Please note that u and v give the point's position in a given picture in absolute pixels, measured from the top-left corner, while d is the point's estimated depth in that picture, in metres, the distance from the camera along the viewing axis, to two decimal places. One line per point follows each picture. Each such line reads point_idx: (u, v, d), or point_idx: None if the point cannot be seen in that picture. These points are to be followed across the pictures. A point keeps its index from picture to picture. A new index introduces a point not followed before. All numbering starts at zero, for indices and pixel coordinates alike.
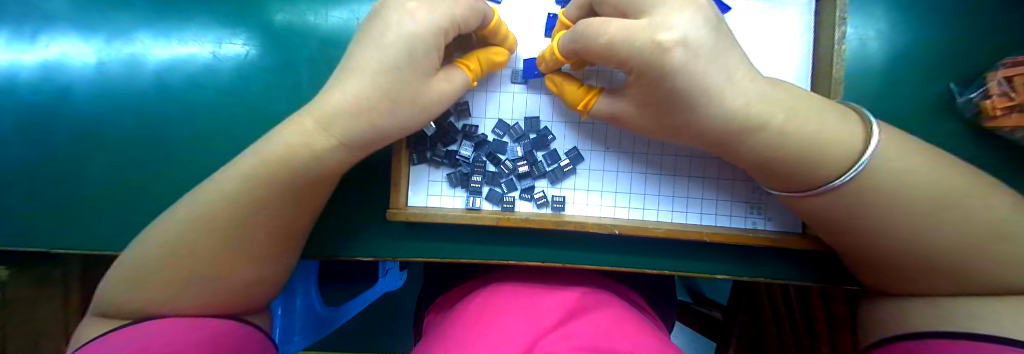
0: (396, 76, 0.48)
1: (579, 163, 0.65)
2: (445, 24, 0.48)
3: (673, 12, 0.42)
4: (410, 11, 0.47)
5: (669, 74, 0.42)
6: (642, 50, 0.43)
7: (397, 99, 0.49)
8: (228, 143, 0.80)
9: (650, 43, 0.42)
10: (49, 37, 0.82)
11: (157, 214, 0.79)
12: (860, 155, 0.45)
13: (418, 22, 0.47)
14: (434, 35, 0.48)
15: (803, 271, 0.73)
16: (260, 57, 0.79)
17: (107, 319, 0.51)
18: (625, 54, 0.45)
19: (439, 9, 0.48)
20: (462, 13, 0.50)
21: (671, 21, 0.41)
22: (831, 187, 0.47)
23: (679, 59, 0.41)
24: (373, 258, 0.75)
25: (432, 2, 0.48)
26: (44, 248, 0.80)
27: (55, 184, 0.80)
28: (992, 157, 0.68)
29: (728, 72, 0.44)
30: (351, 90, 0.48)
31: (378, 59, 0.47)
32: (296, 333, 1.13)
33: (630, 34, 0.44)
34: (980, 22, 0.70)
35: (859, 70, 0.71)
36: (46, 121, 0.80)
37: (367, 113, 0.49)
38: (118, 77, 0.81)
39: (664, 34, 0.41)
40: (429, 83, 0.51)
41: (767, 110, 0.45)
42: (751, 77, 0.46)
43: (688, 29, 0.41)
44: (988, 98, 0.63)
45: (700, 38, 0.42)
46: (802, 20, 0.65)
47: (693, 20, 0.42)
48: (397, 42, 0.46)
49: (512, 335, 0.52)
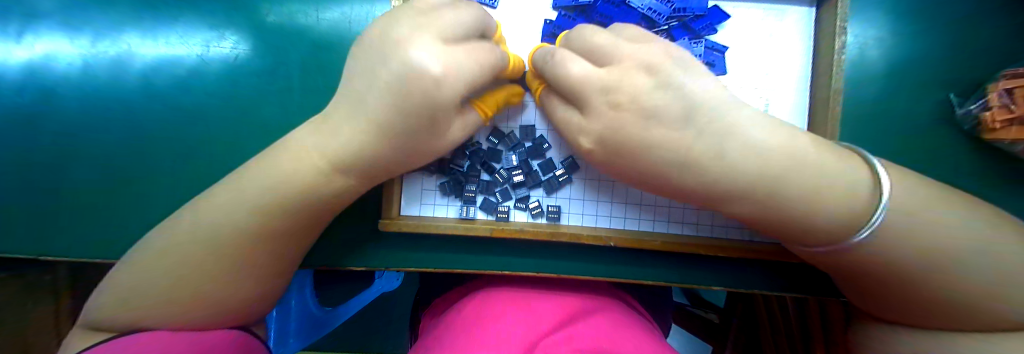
0: (398, 131, 0.43)
1: (575, 173, 0.64)
2: (467, 84, 0.44)
3: (625, 78, 0.43)
4: (430, 69, 0.40)
5: (621, 135, 0.44)
6: (598, 108, 0.45)
7: (398, 150, 0.46)
8: (216, 147, 0.78)
9: (603, 107, 0.44)
10: (32, 36, 0.80)
11: (145, 219, 0.78)
12: (872, 212, 0.41)
13: (438, 86, 0.40)
14: (456, 91, 0.43)
15: (798, 281, 0.73)
16: (249, 60, 0.77)
17: (92, 333, 0.50)
18: (588, 99, 0.46)
19: (463, 67, 0.43)
20: (484, 64, 0.46)
21: (621, 86, 0.43)
22: (852, 244, 0.43)
23: (627, 122, 0.43)
24: (366, 268, 0.74)
25: (457, 56, 0.42)
26: (30, 255, 0.78)
27: (41, 187, 0.78)
28: (989, 169, 0.67)
29: (693, 127, 0.41)
30: (351, 139, 0.45)
31: (388, 117, 0.42)
32: (291, 336, 1.14)
33: (585, 88, 0.45)
34: (981, 32, 0.69)
35: (858, 79, 0.70)
36: (30, 123, 0.78)
37: (370, 159, 0.47)
38: (103, 78, 0.79)
39: (610, 100, 0.44)
40: (449, 132, 0.49)
41: (755, 165, 0.41)
42: (728, 128, 0.41)
43: (636, 93, 0.42)
44: (987, 110, 0.63)
45: (654, 99, 0.42)
46: (802, 28, 0.64)
47: (632, 85, 0.43)
48: (387, 104, 0.41)
49: (511, 339, 0.52)
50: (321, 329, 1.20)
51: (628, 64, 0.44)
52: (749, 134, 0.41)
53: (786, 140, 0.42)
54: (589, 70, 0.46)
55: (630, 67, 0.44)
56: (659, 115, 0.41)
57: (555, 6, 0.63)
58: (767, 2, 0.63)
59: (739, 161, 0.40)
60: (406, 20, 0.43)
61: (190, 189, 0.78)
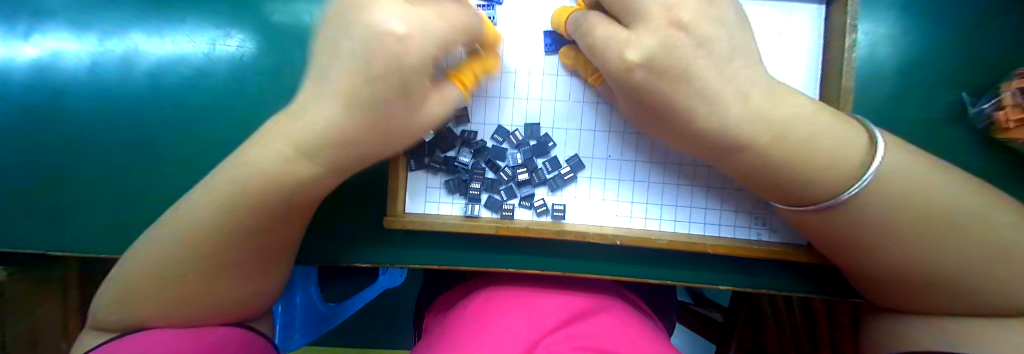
0: (376, 106, 0.39)
1: (580, 171, 0.64)
2: (435, 50, 0.39)
3: (651, 29, 0.39)
4: (394, 32, 0.37)
5: (637, 92, 0.42)
6: (611, 64, 0.43)
7: (379, 130, 0.42)
8: (223, 144, 0.78)
9: (618, 62, 0.41)
10: (40, 34, 0.80)
11: (153, 215, 0.78)
12: (860, 175, 0.43)
13: (407, 52, 0.37)
14: (427, 62, 0.39)
15: (804, 281, 0.72)
16: (255, 57, 0.78)
17: (105, 329, 0.51)
18: (602, 60, 0.45)
19: (430, 30, 0.39)
20: (450, 31, 0.41)
21: (642, 39, 0.39)
22: (832, 203, 0.45)
23: (643, 79, 0.40)
24: (371, 265, 0.74)
25: (423, 21, 0.38)
26: (42, 250, 0.79)
27: (52, 183, 0.79)
28: (1001, 170, 0.66)
29: (702, 87, 0.39)
30: (329, 119, 0.41)
31: (362, 89, 0.38)
32: (297, 331, 1.14)
33: (605, 44, 0.43)
34: (995, 29, 0.68)
35: (868, 78, 0.69)
36: (40, 121, 0.79)
37: (354, 140, 0.42)
38: (112, 76, 0.80)
39: (630, 54, 0.40)
40: (423, 108, 0.45)
41: (756, 129, 0.42)
42: (738, 93, 0.41)
43: (659, 49, 0.38)
44: (1001, 110, 0.62)
45: (671, 60, 0.38)
46: (811, 25, 0.63)
47: (665, 40, 0.38)
48: (352, 77, 0.38)
49: (515, 334, 0.53)
50: (324, 326, 1.19)
51: (658, 18, 0.39)
52: (749, 100, 0.41)
53: (792, 111, 0.43)
54: (610, 31, 0.43)
55: (649, 25, 0.39)
56: (690, 76, 0.39)
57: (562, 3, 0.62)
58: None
59: (739, 123, 0.41)
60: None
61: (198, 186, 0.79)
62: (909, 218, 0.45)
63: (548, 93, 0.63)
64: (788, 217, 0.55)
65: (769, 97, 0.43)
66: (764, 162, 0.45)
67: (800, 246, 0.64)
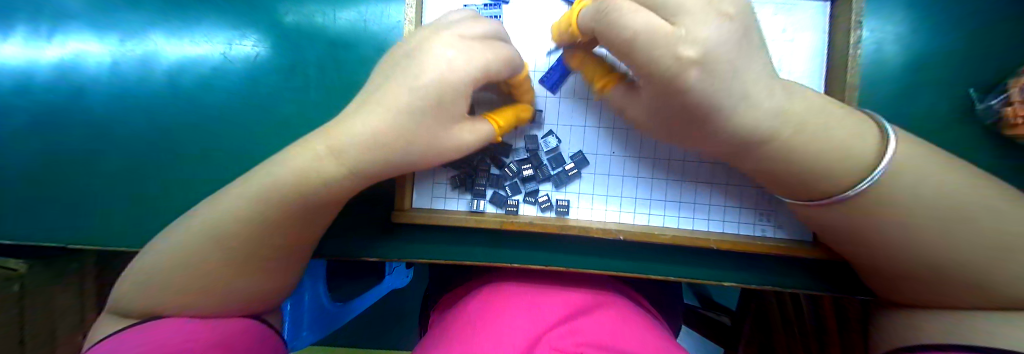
0: (417, 119, 0.43)
1: (584, 167, 0.64)
2: (478, 75, 0.44)
3: (704, 20, 0.34)
4: (446, 57, 0.43)
5: (683, 95, 0.38)
6: (659, 65, 0.37)
7: (410, 142, 0.45)
8: (236, 141, 0.81)
9: (670, 59, 0.36)
10: (65, 37, 0.84)
11: (168, 211, 0.81)
12: (871, 169, 0.43)
13: (453, 71, 0.43)
14: (468, 82, 0.44)
15: (809, 279, 0.72)
16: (269, 57, 0.80)
17: (122, 317, 0.53)
18: (642, 62, 0.39)
19: (477, 57, 0.44)
20: (494, 63, 0.46)
21: (699, 32, 0.34)
22: (844, 197, 0.45)
23: (697, 79, 0.36)
24: (378, 259, 0.76)
25: (471, 50, 0.44)
26: (61, 244, 0.82)
27: (73, 179, 0.82)
28: (1012, 167, 0.66)
29: (745, 84, 0.37)
30: (365, 125, 0.43)
31: (406, 99, 0.42)
32: (305, 329, 1.15)
33: (652, 41, 0.36)
34: (1003, 26, 0.68)
35: (874, 75, 0.69)
36: (63, 119, 0.82)
37: (381, 150, 0.44)
38: (132, 76, 0.83)
39: (688, 50, 0.34)
40: (455, 132, 0.48)
41: (779, 123, 0.41)
42: (768, 89, 0.40)
43: (717, 42, 0.34)
44: (1009, 105, 0.61)
45: (728, 54, 0.35)
46: (816, 23, 0.63)
47: (720, 32, 0.34)
48: (406, 100, 0.42)
49: (519, 331, 0.54)
50: (330, 325, 1.20)
51: (704, 7, 0.35)
52: (778, 96, 0.41)
53: (806, 105, 0.43)
54: (652, 25, 0.37)
55: (701, 14, 0.35)
56: (736, 71, 0.36)
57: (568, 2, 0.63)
58: None
59: (769, 117, 0.40)
60: (443, 36, 0.45)
61: (211, 183, 0.81)
62: (917, 211, 0.45)
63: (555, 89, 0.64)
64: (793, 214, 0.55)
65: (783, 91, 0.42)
66: (783, 154, 0.44)
67: (806, 242, 0.64)
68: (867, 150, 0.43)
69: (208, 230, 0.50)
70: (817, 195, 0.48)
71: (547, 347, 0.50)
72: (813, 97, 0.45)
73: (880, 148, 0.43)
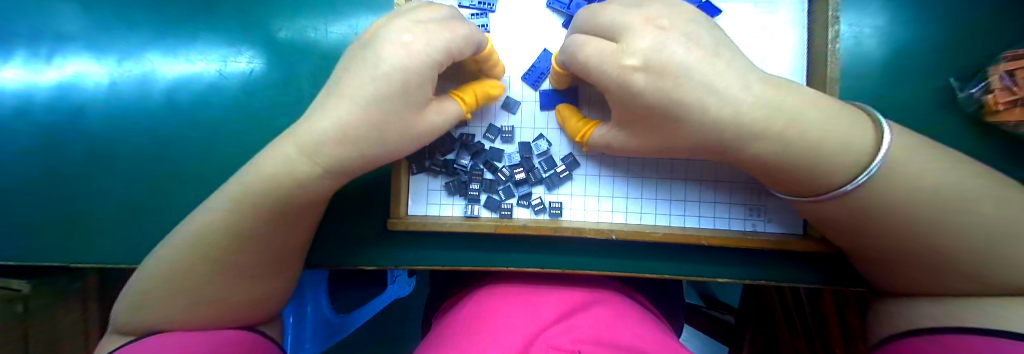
0: (386, 107, 0.45)
1: (575, 169, 0.66)
2: (438, 56, 0.47)
3: (641, 35, 0.42)
4: (404, 42, 0.45)
5: (637, 98, 0.44)
6: (610, 74, 0.45)
7: (383, 131, 0.47)
8: (234, 156, 0.82)
9: (616, 69, 0.44)
10: (63, 58, 0.86)
11: (169, 227, 0.82)
12: (869, 163, 0.43)
13: (412, 55, 0.45)
14: (428, 65, 0.47)
15: (806, 273, 0.72)
16: (263, 72, 0.82)
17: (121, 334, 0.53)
18: (597, 75, 0.47)
19: (435, 40, 0.47)
20: (455, 43, 0.49)
21: (637, 45, 0.42)
22: (834, 195, 0.47)
23: (644, 82, 0.42)
24: (377, 267, 0.77)
25: (428, 33, 0.47)
26: (59, 263, 0.83)
27: (75, 199, 0.83)
28: (999, 152, 0.66)
29: (702, 78, 0.41)
30: (333, 118, 0.45)
31: (369, 89, 0.44)
32: (306, 341, 1.20)
33: (602, 57, 0.45)
34: (982, 15, 0.69)
35: (857, 67, 0.70)
36: (63, 140, 0.84)
37: (353, 142, 0.46)
38: (129, 95, 0.84)
39: (629, 60, 0.43)
40: (423, 115, 0.51)
41: (766, 117, 0.42)
42: (743, 82, 0.42)
43: (653, 50, 0.41)
44: (990, 93, 0.62)
45: (670, 56, 0.41)
46: (795, 19, 0.64)
47: (658, 41, 0.41)
48: (369, 90, 0.44)
49: (514, 331, 0.53)
50: (334, 335, 1.25)
51: (642, 24, 0.43)
52: (757, 88, 0.42)
53: (796, 96, 0.44)
54: (601, 47, 0.46)
55: (641, 29, 0.43)
56: (684, 68, 0.41)
57: (553, 8, 0.65)
58: None
59: (752, 109, 0.41)
60: (398, 21, 0.47)
61: (210, 198, 0.82)
62: (908, 201, 0.44)
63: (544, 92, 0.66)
64: (793, 205, 0.56)
65: (769, 86, 0.43)
66: (781, 148, 0.44)
67: (797, 235, 0.65)
68: (850, 142, 0.44)
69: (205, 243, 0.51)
70: (821, 190, 0.47)
71: (544, 345, 0.49)
72: (805, 92, 0.46)
73: (861, 139, 0.44)
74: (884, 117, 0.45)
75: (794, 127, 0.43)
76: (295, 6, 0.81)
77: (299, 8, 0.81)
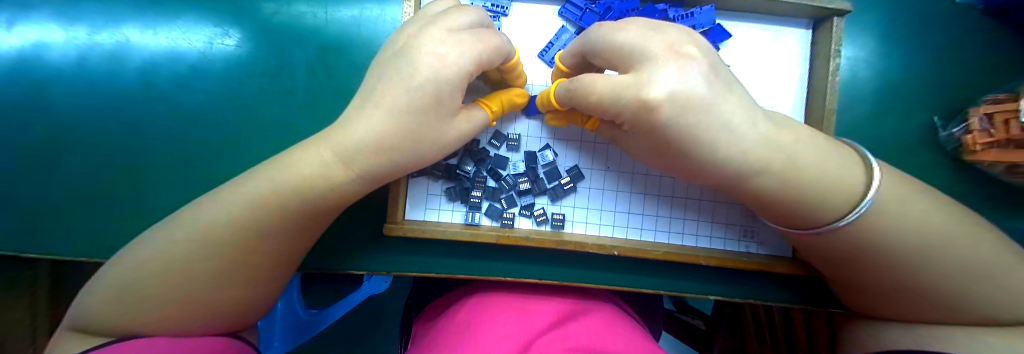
0: (417, 120, 0.44)
1: (580, 181, 0.65)
2: (472, 68, 0.44)
3: (662, 64, 0.39)
4: (438, 53, 0.42)
5: (656, 126, 0.40)
6: (630, 107, 0.40)
7: (416, 141, 0.46)
8: (214, 144, 0.76)
9: (638, 100, 0.39)
10: (26, 25, 0.77)
11: (139, 216, 0.75)
12: (861, 199, 0.45)
13: (446, 66, 0.42)
14: (462, 77, 0.44)
15: (788, 291, 0.75)
16: (252, 58, 0.76)
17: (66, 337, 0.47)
18: (617, 109, 0.43)
19: (468, 49, 0.43)
20: (487, 53, 0.45)
21: (659, 76, 0.38)
22: (831, 226, 0.47)
23: (668, 116, 0.39)
24: (366, 271, 0.74)
25: (461, 42, 0.43)
26: (13, 252, 0.75)
27: (31, 181, 0.75)
28: (970, 189, 0.71)
29: (718, 113, 0.40)
30: (364, 129, 0.44)
31: (405, 100, 0.43)
32: (277, 339, 1.17)
33: (619, 88, 0.41)
34: (963, 59, 0.73)
35: (850, 99, 0.73)
36: (20, 115, 0.76)
37: (384, 153, 0.45)
38: (99, 70, 0.77)
39: (651, 91, 0.38)
40: (450, 125, 0.48)
41: (763, 156, 0.43)
42: (750, 121, 0.42)
43: (676, 83, 0.38)
44: (969, 133, 0.67)
45: (693, 90, 0.38)
46: (799, 48, 0.66)
47: (682, 72, 0.38)
48: (400, 101, 0.43)
49: (507, 339, 0.52)
50: (310, 330, 1.21)
51: (665, 53, 0.40)
52: (761, 128, 0.42)
53: (791, 136, 0.45)
54: (614, 77, 0.43)
55: (661, 57, 0.40)
56: (700, 106, 0.39)
57: (567, 18, 0.64)
58: (769, 24, 0.66)
59: (753, 150, 0.42)
60: (432, 29, 0.44)
61: (188, 188, 0.76)
62: (898, 237, 0.46)
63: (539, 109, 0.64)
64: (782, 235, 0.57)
65: (772, 125, 0.44)
66: (776, 185, 0.45)
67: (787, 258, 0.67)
68: (855, 175, 0.46)
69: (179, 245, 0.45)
70: (812, 223, 0.49)
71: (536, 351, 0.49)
72: (801, 129, 0.48)
73: (860, 174, 0.46)
74: (873, 155, 0.47)
75: (790, 164, 0.44)
76: None
77: None
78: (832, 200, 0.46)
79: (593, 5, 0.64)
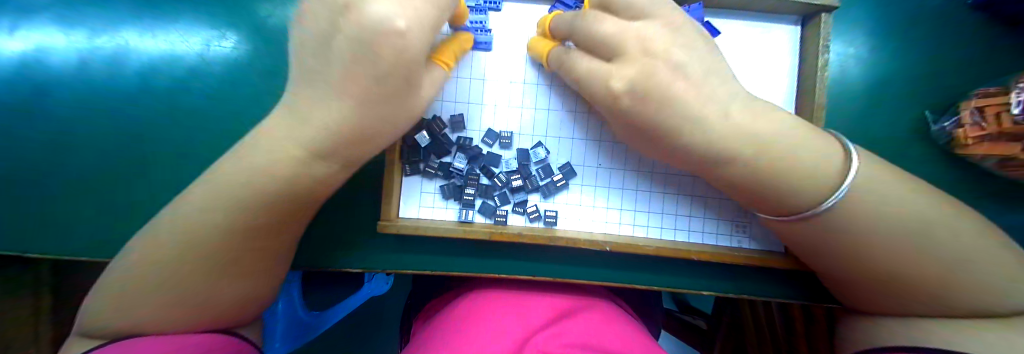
0: (379, 100, 0.41)
1: (572, 178, 0.65)
2: (431, 35, 0.41)
3: (632, 61, 0.44)
4: (399, 29, 0.37)
5: (620, 115, 0.46)
6: (601, 93, 0.47)
7: (381, 123, 0.45)
8: (212, 145, 0.78)
9: (605, 91, 0.46)
10: (29, 29, 0.79)
11: (139, 217, 0.76)
12: (838, 186, 0.44)
13: (409, 42, 0.38)
14: (424, 52, 0.41)
15: (783, 287, 0.75)
16: (249, 60, 0.77)
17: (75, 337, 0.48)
18: (592, 89, 0.48)
19: (426, 21, 0.40)
20: (440, 22, 0.43)
21: (623, 70, 0.44)
22: (814, 212, 0.46)
23: (628, 105, 0.44)
24: (361, 269, 0.75)
25: (420, 13, 0.39)
26: (15, 252, 0.76)
27: (36, 183, 0.77)
28: (963, 183, 0.71)
29: (687, 106, 0.42)
30: (329, 110, 0.42)
31: (372, 86, 0.40)
32: (277, 340, 1.17)
33: (592, 75, 0.48)
34: (954, 53, 0.74)
35: (841, 95, 0.74)
36: (23, 118, 0.77)
37: (347, 133, 0.43)
38: (99, 73, 0.78)
39: (616, 84, 0.44)
40: (415, 98, 0.46)
41: (734, 143, 0.43)
42: (720, 111, 0.43)
43: (641, 77, 0.42)
44: (960, 127, 0.67)
45: (658, 86, 0.42)
46: (788, 43, 0.67)
47: (646, 69, 0.43)
48: (357, 78, 0.39)
49: (504, 337, 0.53)
50: (310, 332, 1.21)
51: (637, 51, 0.44)
52: (733, 117, 0.43)
53: (773, 124, 0.44)
54: (593, 62, 0.49)
55: (632, 54, 0.44)
56: (659, 91, 0.42)
57: (557, 17, 0.65)
58: (757, 21, 0.66)
59: (721, 137, 0.43)
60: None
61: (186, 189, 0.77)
62: (888, 229, 0.46)
63: (531, 105, 0.65)
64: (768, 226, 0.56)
65: (747, 112, 0.44)
66: (748, 174, 0.45)
67: (780, 253, 0.67)
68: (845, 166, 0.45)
69: (178, 245, 0.46)
70: (790, 211, 0.49)
71: (534, 349, 0.49)
72: (783, 118, 0.46)
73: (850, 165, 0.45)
74: (851, 142, 0.46)
75: (762, 154, 0.43)
76: None
77: None
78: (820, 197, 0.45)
79: (583, 4, 0.64)
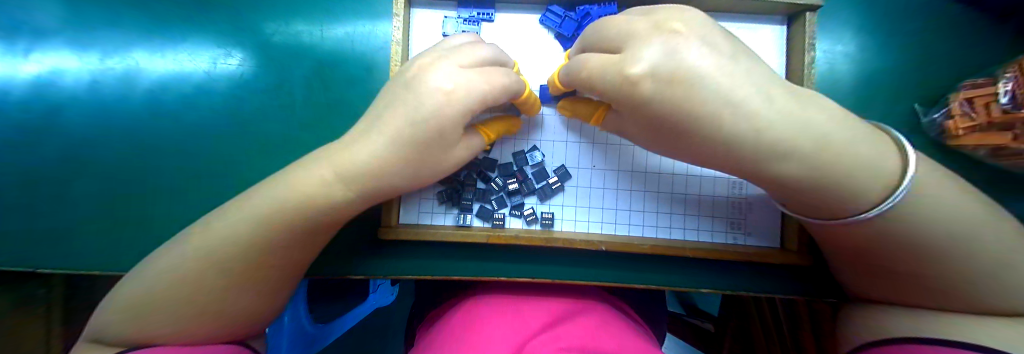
0: (423, 149, 0.46)
1: (566, 180, 0.67)
2: (478, 105, 0.47)
3: (647, 43, 0.41)
4: (445, 88, 0.45)
5: (643, 106, 0.42)
6: (614, 82, 0.43)
7: (418, 165, 0.49)
8: (217, 158, 0.80)
9: (621, 77, 0.42)
10: (43, 53, 0.82)
11: (147, 232, 0.79)
12: (894, 189, 0.41)
13: (450, 102, 0.45)
14: (466, 113, 0.46)
15: (781, 282, 0.75)
16: (253, 76, 0.80)
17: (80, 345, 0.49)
18: (603, 85, 0.46)
19: (475, 89, 0.46)
20: (492, 93, 0.48)
21: (641, 53, 0.40)
22: (863, 218, 0.43)
23: (650, 90, 0.40)
24: (364, 276, 0.76)
25: (469, 81, 0.46)
26: (27, 268, 0.78)
27: (49, 200, 0.79)
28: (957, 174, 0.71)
29: (719, 88, 0.37)
30: (376, 152, 0.46)
31: (408, 132, 0.45)
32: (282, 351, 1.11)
33: (607, 66, 0.44)
34: (941, 46, 0.75)
35: (829, 91, 0.75)
36: (37, 138, 0.80)
37: (390, 173, 0.48)
38: (110, 93, 0.81)
39: (633, 68, 0.40)
40: (452, 151, 0.51)
41: (785, 132, 0.38)
42: (763, 95, 0.38)
43: (661, 58, 0.39)
44: (951, 119, 0.68)
45: (678, 63, 0.38)
46: (775, 43, 0.69)
47: (665, 47, 0.39)
48: (405, 134, 0.45)
49: (499, 342, 0.53)
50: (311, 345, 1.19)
51: (650, 32, 0.42)
52: (779, 103, 0.38)
53: (824, 114, 0.40)
54: (605, 58, 0.46)
55: (648, 36, 0.41)
56: (685, 67, 0.38)
57: (547, 25, 0.67)
58: (744, 22, 0.68)
59: (774, 124, 0.37)
60: (438, 63, 0.48)
61: (190, 202, 0.79)
62: None
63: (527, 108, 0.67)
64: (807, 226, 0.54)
65: (795, 101, 0.39)
66: (803, 171, 0.40)
67: (775, 248, 0.68)
68: (887, 162, 0.41)
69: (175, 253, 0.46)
70: (838, 214, 0.45)
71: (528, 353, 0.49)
72: (834, 109, 0.41)
73: (886, 153, 0.42)
74: (905, 140, 0.42)
75: (819, 147, 0.38)
76: (289, 9, 0.81)
77: (294, 11, 0.80)
78: (836, 196, 0.42)
79: (571, 12, 0.66)
